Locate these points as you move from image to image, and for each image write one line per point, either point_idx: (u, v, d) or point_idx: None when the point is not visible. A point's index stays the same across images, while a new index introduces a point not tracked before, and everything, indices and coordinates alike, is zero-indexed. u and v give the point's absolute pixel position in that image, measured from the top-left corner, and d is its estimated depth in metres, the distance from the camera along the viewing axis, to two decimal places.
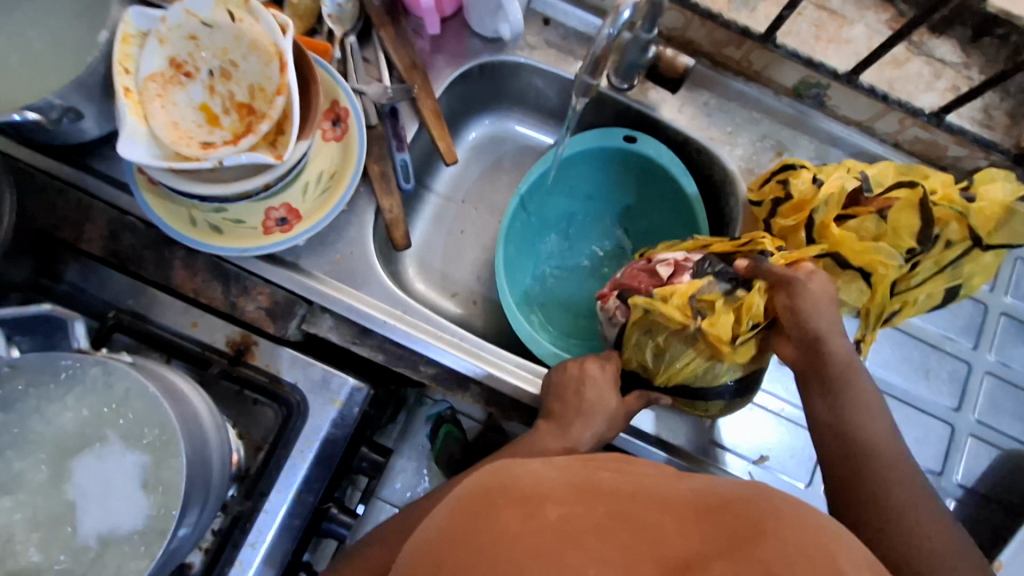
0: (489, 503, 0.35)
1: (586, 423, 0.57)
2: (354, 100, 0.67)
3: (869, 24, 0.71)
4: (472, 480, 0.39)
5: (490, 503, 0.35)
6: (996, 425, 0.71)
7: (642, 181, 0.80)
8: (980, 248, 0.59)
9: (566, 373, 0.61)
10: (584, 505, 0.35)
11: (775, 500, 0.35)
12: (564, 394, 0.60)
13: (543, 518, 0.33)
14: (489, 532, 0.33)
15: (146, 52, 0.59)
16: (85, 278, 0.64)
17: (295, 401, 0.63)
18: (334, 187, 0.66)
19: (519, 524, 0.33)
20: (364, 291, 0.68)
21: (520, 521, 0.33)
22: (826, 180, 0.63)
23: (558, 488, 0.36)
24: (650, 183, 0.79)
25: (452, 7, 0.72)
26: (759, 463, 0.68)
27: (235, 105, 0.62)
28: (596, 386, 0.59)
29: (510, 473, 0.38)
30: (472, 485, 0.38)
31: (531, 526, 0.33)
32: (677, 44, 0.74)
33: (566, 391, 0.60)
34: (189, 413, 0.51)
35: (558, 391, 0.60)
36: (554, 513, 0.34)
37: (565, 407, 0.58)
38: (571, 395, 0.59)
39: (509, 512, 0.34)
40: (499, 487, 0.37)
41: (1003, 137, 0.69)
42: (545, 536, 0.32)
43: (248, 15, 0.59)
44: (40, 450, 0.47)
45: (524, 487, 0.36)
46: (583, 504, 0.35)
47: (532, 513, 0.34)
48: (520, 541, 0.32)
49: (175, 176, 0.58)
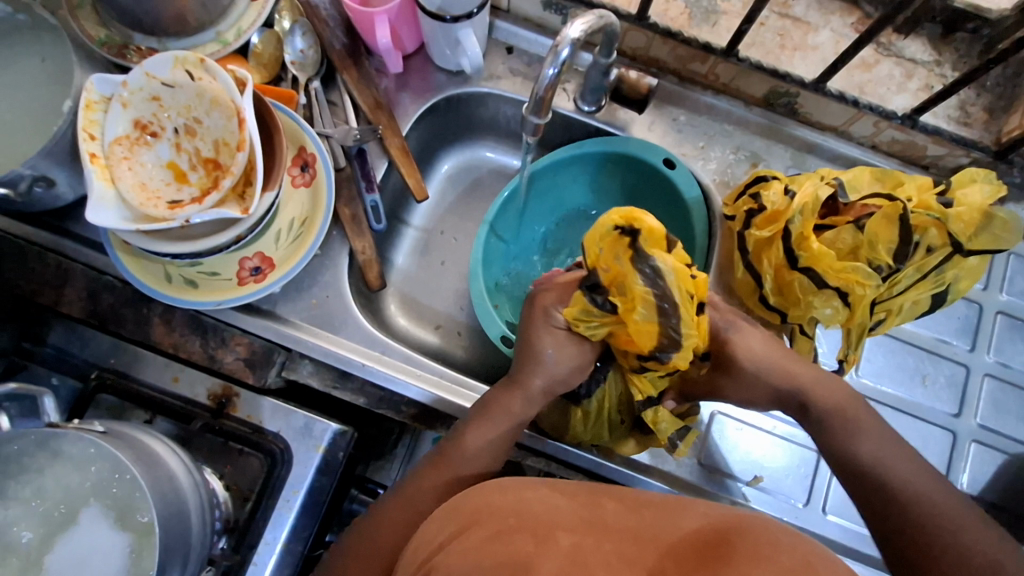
0: (503, 520, 0.39)
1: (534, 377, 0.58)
2: (321, 144, 0.67)
3: (835, 29, 0.69)
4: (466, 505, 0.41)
5: (493, 525, 0.38)
6: (999, 428, 0.69)
7: (623, 186, 0.78)
8: (961, 253, 0.58)
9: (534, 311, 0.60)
10: (563, 545, 0.35)
11: (747, 549, 0.34)
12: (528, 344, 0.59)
13: (557, 542, 0.36)
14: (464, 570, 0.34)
15: (110, 117, 0.60)
16: (68, 339, 0.65)
17: (278, 450, 0.63)
18: (306, 233, 0.66)
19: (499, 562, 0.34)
20: (341, 334, 0.68)
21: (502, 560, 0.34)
22: (798, 190, 0.61)
23: (569, 518, 0.39)
24: (633, 183, 0.77)
25: (412, 44, 0.72)
26: (753, 484, 0.66)
27: (201, 160, 0.63)
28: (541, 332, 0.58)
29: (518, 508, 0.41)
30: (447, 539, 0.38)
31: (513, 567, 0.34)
32: (642, 63, 0.73)
33: (526, 344, 0.59)
34: (163, 476, 0.51)
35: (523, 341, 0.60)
36: (567, 540, 0.36)
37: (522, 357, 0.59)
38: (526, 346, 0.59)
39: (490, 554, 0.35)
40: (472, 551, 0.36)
41: (982, 133, 0.67)
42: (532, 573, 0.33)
43: (206, 73, 0.60)
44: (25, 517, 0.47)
45: (539, 521, 0.38)
46: (570, 540, 0.36)
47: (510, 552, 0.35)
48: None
49: (145, 237, 0.59)
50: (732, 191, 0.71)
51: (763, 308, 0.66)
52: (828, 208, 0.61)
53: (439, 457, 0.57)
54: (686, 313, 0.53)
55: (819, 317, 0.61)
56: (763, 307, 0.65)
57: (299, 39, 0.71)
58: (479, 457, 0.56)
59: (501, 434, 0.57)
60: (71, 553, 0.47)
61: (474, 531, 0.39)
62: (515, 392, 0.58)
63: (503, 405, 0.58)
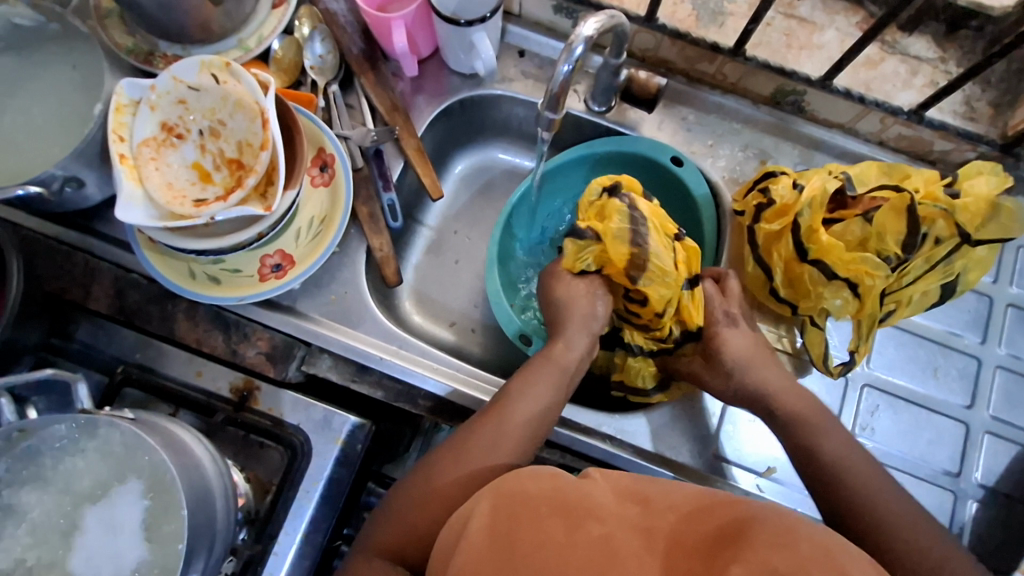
0: (533, 508, 0.38)
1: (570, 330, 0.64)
2: (339, 145, 0.69)
3: (840, 28, 0.71)
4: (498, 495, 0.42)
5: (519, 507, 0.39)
6: (1013, 420, 0.69)
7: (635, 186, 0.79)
8: (969, 243, 0.59)
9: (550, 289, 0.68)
10: (598, 530, 0.36)
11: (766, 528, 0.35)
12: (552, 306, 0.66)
13: (586, 533, 0.36)
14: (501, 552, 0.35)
15: (139, 119, 0.62)
16: (95, 335, 0.67)
17: (298, 443, 0.64)
18: (325, 231, 0.68)
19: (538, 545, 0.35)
20: (359, 329, 0.69)
21: (539, 543, 0.36)
22: (807, 184, 0.62)
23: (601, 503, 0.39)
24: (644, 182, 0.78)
25: (427, 49, 0.75)
26: (767, 475, 0.66)
27: (225, 161, 0.65)
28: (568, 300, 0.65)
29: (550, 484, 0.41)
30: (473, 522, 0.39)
31: (550, 548, 0.35)
32: (651, 64, 0.75)
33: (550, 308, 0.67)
34: (192, 465, 0.52)
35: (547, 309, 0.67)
36: (597, 530, 0.36)
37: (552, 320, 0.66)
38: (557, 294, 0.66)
39: (527, 534, 0.37)
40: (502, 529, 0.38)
41: (988, 127, 0.68)
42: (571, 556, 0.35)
43: (231, 76, 0.62)
44: (63, 502, 0.49)
45: (568, 502, 0.39)
46: (604, 525, 0.37)
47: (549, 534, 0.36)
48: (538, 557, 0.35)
49: (171, 235, 0.61)
50: (741, 187, 0.72)
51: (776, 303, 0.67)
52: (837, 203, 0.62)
53: (483, 415, 0.59)
54: (660, 244, 0.62)
55: (829, 308, 0.62)
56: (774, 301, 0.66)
57: (318, 44, 0.73)
58: (521, 421, 0.57)
59: (539, 398, 0.59)
60: (106, 536, 0.49)
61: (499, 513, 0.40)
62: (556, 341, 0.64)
63: (542, 365, 0.61)
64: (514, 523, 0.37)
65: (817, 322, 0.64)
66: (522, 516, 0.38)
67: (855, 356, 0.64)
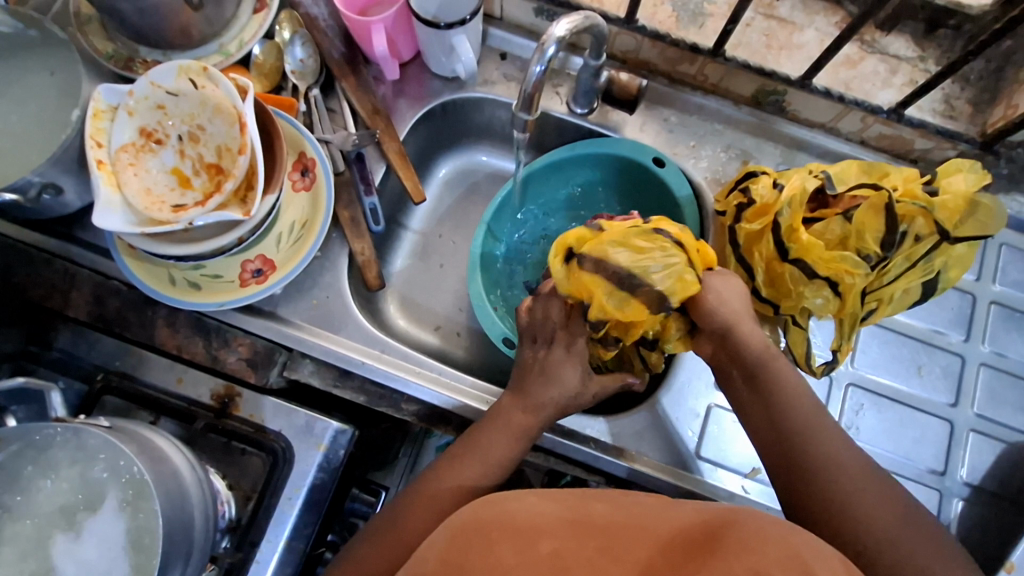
0: (485, 534, 0.38)
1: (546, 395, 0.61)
2: (320, 150, 0.69)
3: (820, 28, 0.71)
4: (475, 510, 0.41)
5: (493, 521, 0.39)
6: (997, 418, 0.69)
7: (619, 186, 0.79)
8: (949, 241, 0.58)
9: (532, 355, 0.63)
10: (575, 539, 0.36)
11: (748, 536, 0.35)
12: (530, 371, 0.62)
13: (544, 548, 0.35)
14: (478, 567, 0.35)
15: (117, 124, 0.62)
16: (74, 343, 0.66)
17: (280, 449, 0.64)
18: (306, 235, 0.68)
19: (513, 558, 0.35)
20: (341, 334, 0.69)
21: (515, 554, 0.35)
22: (787, 184, 0.62)
23: (551, 520, 0.38)
24: (628, 182, 0.78)
25: (409, 52, 0.75)
26: (752, 476, 0.66)
27: (204, 166, 0.65)
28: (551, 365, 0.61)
29: (511, 503, 0.40)
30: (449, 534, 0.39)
31: (524, 559, 0.35)
32: (632, 66, 0.75)
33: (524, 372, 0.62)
34: (168, 472, 0.52)
35: (523, 370, 0.63)
36: (548, 548, 0.35)
37: (528, 381, 0.62)
38: (535, 368, 0.62)
39: (501, 546, 0.36)
40: (479, 540, 0.37)
41: (968, 125, 0.68)
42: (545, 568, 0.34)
43: (208, 81, 0.62)
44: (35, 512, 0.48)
45: (536, 513, 0.38)
46: (578, 535, 0.36)
47: (524, 546, 0.36)
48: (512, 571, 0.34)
49: (149, 240, 0.60)
50: (723, 187, 0.72)
51: (759, 303, 0.67)
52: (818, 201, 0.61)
53: (457, 454, 0.59)
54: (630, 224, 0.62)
55: (810, 307, 0.62)
56: (756, 300, 0.66)
57: (299, 49, 0.73)
58: (492, 465, 0.58)
59: (511, 444, 0.59)
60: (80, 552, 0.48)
61: (470, 524, 0.39)
62: (522, 403, 0.61)
63: (513, 420, 0.60)
64: (488, 538, 0.37)
65: (800, 321, 0.64)
66: (506, 522, 0.38)
67: (838, 354, 0.64)
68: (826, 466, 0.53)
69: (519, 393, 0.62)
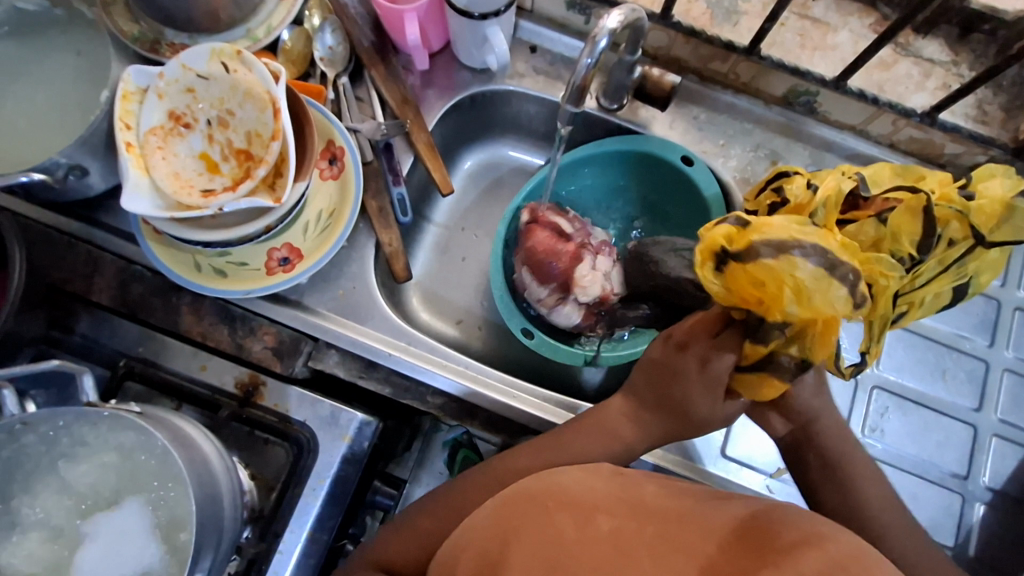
0: (541, 504, 0.40)
1: (661, 416, 0.55)
2: (349, 138, 0.68)
3: (854, 30, 0.71)
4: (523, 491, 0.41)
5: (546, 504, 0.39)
6: (1021, 423, 0.69)
7: (646, 184, 0.79)
8: (983, 245, 0.59)
9: (663, 361, 0.54)
10: (630, 520, 0.37)
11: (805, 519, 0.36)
12: (664, 380, 0.54)
13: (595, 529, 0.36)
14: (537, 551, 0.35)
15: (146, 107, 0.61)
16: (96, 328, 0.65)
17: (304, 439, 0.63)
18: (334, 225, 0.67)
19: (573, 532, 0.36)
20: (367, 325, 0.68)
21: (574, 531, 0.36)
22: (821, 185, 0.61)
23: (607, 500, 0.39)
24: (655, 179, 0.77)
25: (439, 42, 0.74)
26: (777, 476, 0.66)
27: (233, 151, 0.64)
28: (689, 388, 0.52)
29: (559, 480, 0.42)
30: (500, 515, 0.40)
31: (582, 536, 0.36)
32: (663, 62, 0.75)
33: (661, 378, 0.54)
34: (198, 458, 0.51)
35: (648, 369, 0.55)
36: (606, 525, 0.37)
37: (659, 391, 0.54)
38: (647, 388, 0.55)
39: (558, 522, 0.37)
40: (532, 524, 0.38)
41: (999, 131, 0.68)
42: (602, 549, 0.35)
43: (241, 65, 0.61)
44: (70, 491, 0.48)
45: (579, 497, 0.39)
46: (630, 519, 0.38)
47: (582, 522, 0.37)
48: (571, 549, 0.35)
49: (178, 225, 0.59)
50: (753, 187, 0.72)
51: None
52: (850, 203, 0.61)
53: (532, 446, 0.56)
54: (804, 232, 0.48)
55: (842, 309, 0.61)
56: None
57: (328, 36, 0.72)
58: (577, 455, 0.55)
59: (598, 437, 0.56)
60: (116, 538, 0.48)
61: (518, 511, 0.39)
62: (625, 416, 0.56)
63: (612, 424, 0.56)
64: (539, 517, 0.38)
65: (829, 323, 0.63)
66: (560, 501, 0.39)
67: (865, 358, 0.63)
68: (883, 492, 0.55)
69: (641, 394, 0.56)
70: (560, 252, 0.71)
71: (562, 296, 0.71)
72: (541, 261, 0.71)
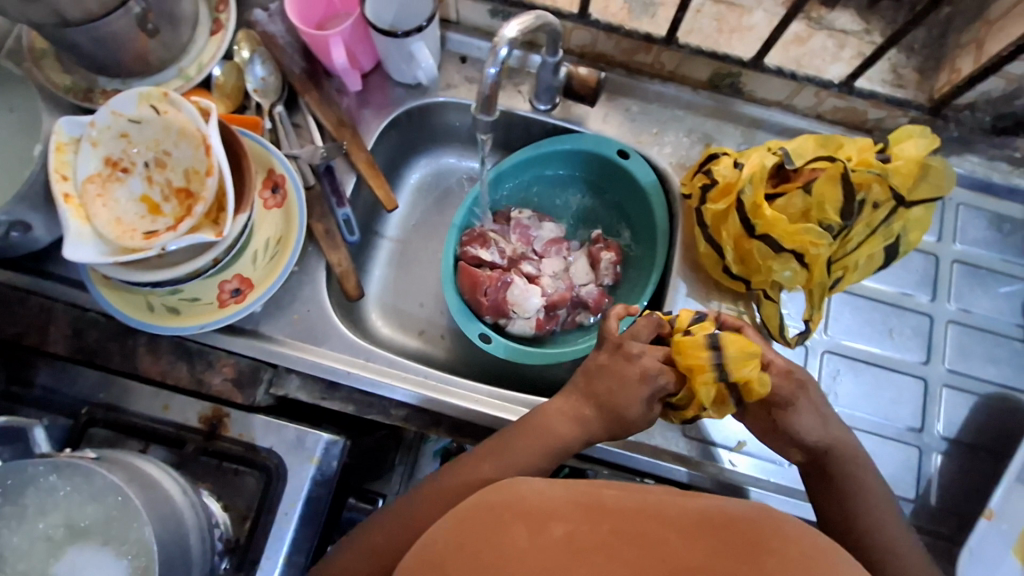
0: (496, 517, 0.37)
1: (600, 403, 0.58)
2: (289, 165, 0.69)
3: (767, 9, 0.73)
4: (490, 495, 0.40)
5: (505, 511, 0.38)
6: (969, 371, 0.71)
7: (588, 179, 0.80)
8: (904, 206, 0.61)
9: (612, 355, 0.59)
10: (591, 522, 0.36)
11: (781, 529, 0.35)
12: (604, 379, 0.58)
13: (550, 534, 0.35)
14: (495, 551, 0.35)
15: (81, 156, 0.62)
16: (55, 378, 0.66)
17: (272, 465, 0.64)
18: (282, 251, 0.68)
19: (528, 539, 0.35)
20: (324, 346, 0.69)
21: (531, 537, 0.35)
22: (747, 162, 0.64)
23: (565, 504, 0.37)
24: (597, 174, 0.79)
25: (369, 63, 0.75)
26: (738, 448, 0.68)
27: (173, 191, 0.65)
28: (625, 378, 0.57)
29: (516, 492, 0.40)
30: (469, 510, 0.39)
31: (539, 542, 0.35)
32: (591, 59, 0.77)
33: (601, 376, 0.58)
34: (159, 496, 0.52)
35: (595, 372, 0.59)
36: (561, 531, 0.35)
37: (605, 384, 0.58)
38: (619, 379, 0.57)
39: (517, 526, 0.36)
40: (499, 517, 0.37)
41: (916, 93, 0.71)
42: (560, 556, 0.34)
43: (170, 106, 0.62)
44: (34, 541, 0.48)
45: (533, 502, 0.38)
46: (589, 521, 0.36)
47: (538, 528, 0.36)
48: (526, 556, 0.34)
49: (124, 269, 0.60)
50: (688, 171, 0.74)
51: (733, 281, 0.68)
52: (778, 177, 0.63)
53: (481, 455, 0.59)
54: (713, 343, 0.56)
55: (778, 279, 0.64)
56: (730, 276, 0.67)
57: (259, 67, 0.74)
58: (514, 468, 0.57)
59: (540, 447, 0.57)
60: None
61: (474, 516, 0.38)
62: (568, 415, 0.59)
63: (549, 424, 0.58)
64: (500, 524, 0.37)
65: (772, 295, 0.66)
66: (533, 490, 0.40)
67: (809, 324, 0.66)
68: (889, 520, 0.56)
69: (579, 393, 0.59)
70: (484, 282, 0.72)
71: (502, 319, 0.74)
72: (474, 297, 0.72)
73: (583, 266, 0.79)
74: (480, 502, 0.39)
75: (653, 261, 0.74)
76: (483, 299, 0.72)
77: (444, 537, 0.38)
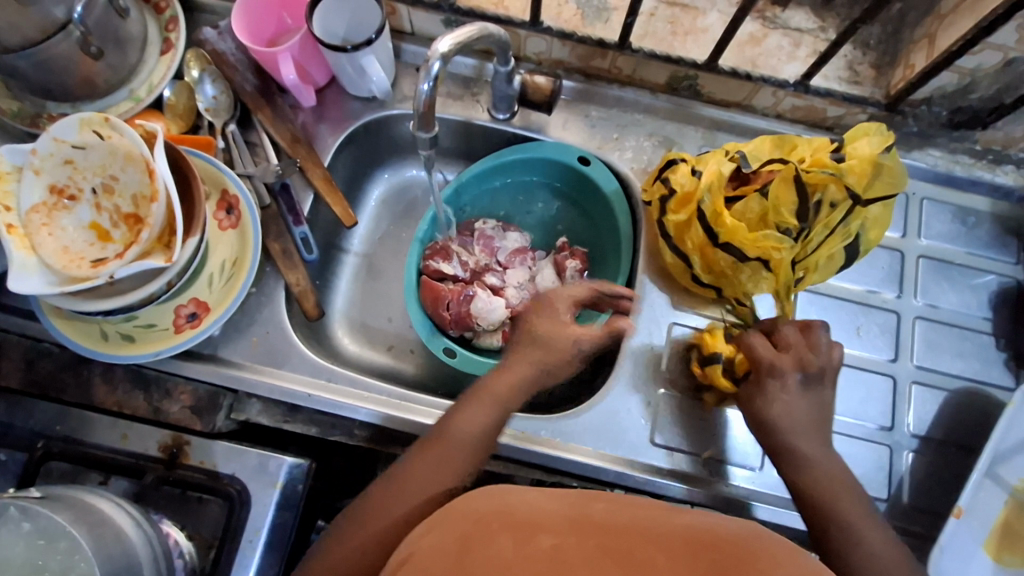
0: (484, 525, 0.37)
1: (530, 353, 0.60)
2: (243, 186, 0.68)
3: (721, 10, 0.72)
4: (481, 504, 0.40)
5: (494, 520, 0.37)
6: (937, 367, 0.71)
7: (552, 188, 0.80)
8: (861, 204, 0.60)
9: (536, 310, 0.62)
10: (577, 535, 0.35)
11: (762, 549, 0.35)
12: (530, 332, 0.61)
13: (537, 546, 0.35)
14: (480, 558, 0.34)
15: (24, 185, 0.61)
16: (10, 412, 0.64)
17: (235, 492, 0.63)
18: (237, 273, 0.67)
19: (513, 550, 0.34)
20: (285, 368, 0.68)
21: (517, 546, 0.35)
22: (704, 170, 0.63)
23: (553, 517, 0.37)
24: (561, 182, 0.79)
25: (322, 77, 0.74)
26: (706, 455, 0.66)
27: (122, 217, 0.64)
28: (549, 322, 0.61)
29: (505, 502, 0.39)
30: (460, 518, 0.38)
31: (524, 551, 0.34)
32: (548, 66, 0.76)
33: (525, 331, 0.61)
34: (108, 533, 0.51)
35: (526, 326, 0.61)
36: (549, 543, 0.35)
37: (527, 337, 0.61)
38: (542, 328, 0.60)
39: (504, 535, 0.36)
40: (488, 525, 0.37)
41: (872, 90, 0.70)
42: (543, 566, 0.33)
43: (112, 130, 0.61)
44: None
45: (520, 513, 0.38)
46: (575, 534, 0.35)
47: (525, 539, 0.35)
48: (511, 565, 0.33)
49: (71, 300, 0.59)
50: (649, 176, 0.73)
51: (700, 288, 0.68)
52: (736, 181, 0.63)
53: (425, 445, 0.55)
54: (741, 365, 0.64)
55: (746, 287, 0.64)
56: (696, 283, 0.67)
57: (209, 86, 0.72)
58: (467, 443, 0.55)
59: (492, 411, 0.57)
60: None
61: (468, 521, 0.37)
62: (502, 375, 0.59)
63: (485, 388, 0.58)
64: (486, 531, 0.36)
65: (740, 301, 0.66)
66: (520, 499, 0.39)
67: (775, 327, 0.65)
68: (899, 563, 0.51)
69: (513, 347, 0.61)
70: (446, 296, 0.72)
71: (468, 332, 0.74)
72: (436, 311, 0.72)
73: (549, 273, 0.78)
74: (473, 510, 0.39)
75: (618, 267, 0.74)
76: (447, 314, 0.72)
77: (435, 539, 0.37)
